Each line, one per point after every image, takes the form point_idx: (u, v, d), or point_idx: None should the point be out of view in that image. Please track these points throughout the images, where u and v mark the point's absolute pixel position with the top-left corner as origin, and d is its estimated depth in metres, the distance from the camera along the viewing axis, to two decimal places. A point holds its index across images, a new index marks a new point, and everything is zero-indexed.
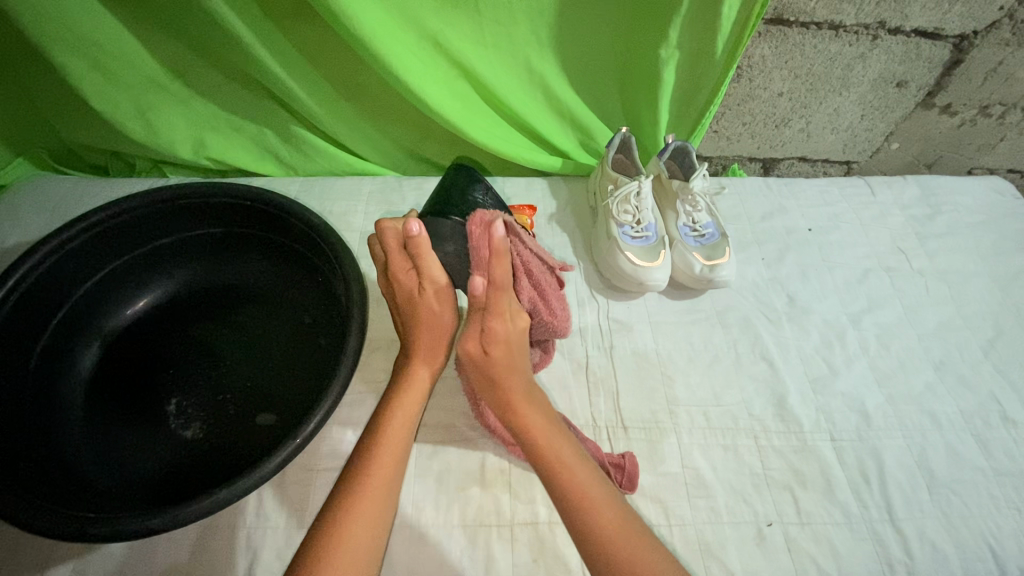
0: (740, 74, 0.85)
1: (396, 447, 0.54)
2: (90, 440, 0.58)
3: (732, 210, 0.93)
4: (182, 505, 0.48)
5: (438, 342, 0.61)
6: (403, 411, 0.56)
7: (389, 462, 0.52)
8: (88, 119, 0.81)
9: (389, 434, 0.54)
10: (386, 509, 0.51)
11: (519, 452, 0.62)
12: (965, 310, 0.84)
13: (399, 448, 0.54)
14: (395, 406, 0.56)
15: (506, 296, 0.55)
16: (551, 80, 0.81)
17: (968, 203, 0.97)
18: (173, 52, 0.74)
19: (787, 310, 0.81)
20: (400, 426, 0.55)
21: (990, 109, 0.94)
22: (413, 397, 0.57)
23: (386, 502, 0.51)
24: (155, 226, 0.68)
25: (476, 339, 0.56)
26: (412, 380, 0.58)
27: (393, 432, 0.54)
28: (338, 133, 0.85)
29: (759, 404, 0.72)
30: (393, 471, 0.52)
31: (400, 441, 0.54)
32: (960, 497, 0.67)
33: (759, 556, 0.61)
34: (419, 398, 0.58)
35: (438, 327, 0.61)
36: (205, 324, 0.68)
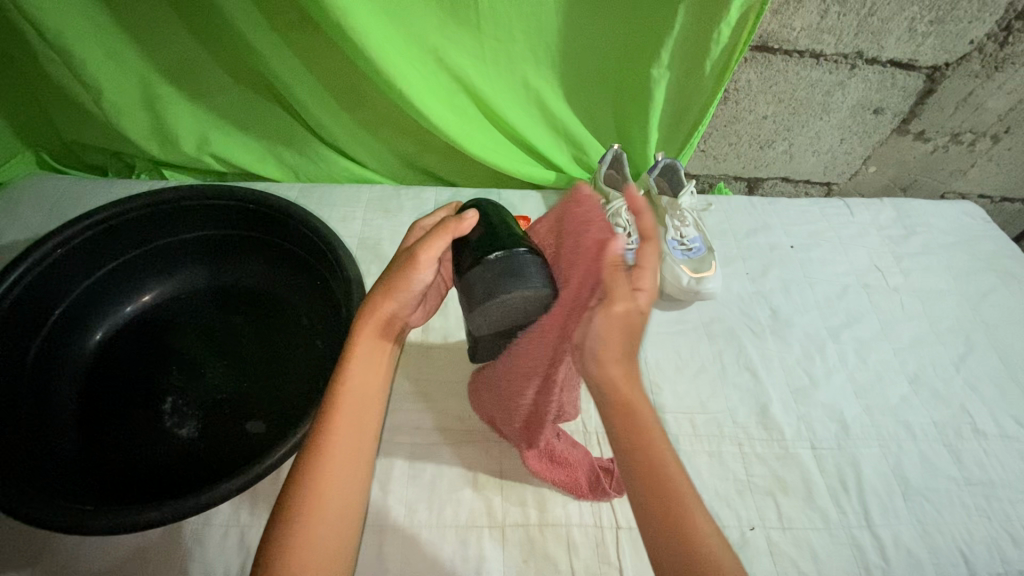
0: (727, 97, 0.90)
1: (356, 418, 0.50)
2: (84, 438, 0.58)
3: (718, 227, 0.97)
4: (181, 499, 0.48)
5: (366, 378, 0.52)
6: (362, 373, 0.52)
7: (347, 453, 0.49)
8: (91, 120, 0.82)
9: (344, 399, 0.50)
10: (357, 474, 0.49)
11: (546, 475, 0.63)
12: (938, 326, 0.88)
13: (364, 408, 0.51)
14: (348, 375, 0.51)
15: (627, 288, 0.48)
16: (547, 96, 0.84)
17: (940, 225, 1.01)
18: (181, 56, 0.76)
19: (770, 323, 0.84)
20: (362, 395, 0.51)
21: (961, 137, 0.99)
22: (368, 362, 0.52)
23: (356, 468, 0.49)
24: (157, 226, 0.69)
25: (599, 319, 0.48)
26: (368, 341, 0.52)
27: (350, 393, 0.51)
28: (338, 141, 0.87)
29: (743, 412, 0.74)
30: (357, 439, 0.50)
31: (360, 408, 0.51)
32: (933, 504, 0.70)
33: (743, 559, 0.63)
34: (377, 361, 0.53)
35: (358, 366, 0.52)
36: (204, 325, 0.68)
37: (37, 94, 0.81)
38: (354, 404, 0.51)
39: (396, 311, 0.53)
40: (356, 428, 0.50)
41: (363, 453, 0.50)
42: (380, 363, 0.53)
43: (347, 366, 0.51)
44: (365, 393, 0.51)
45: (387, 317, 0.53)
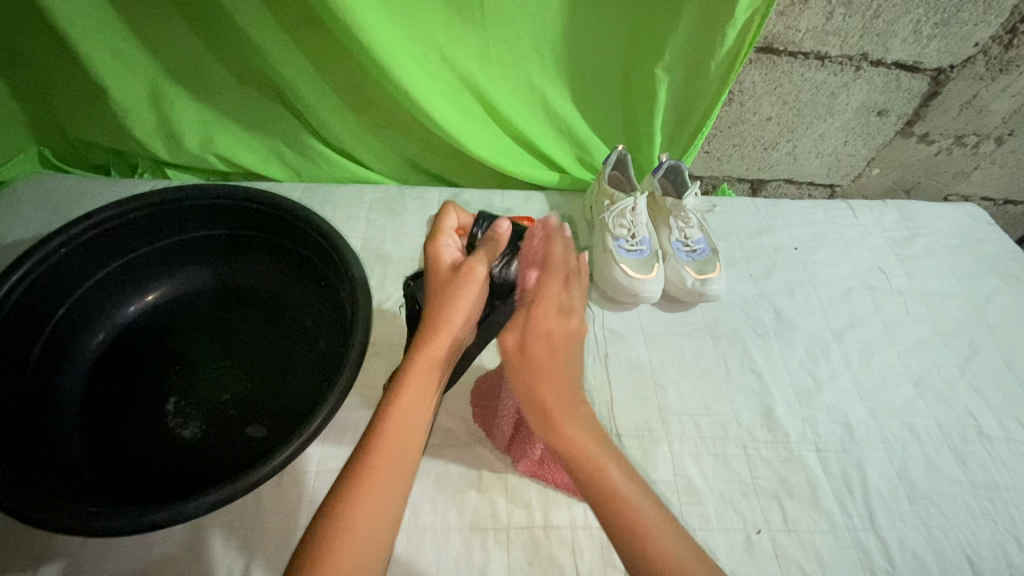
0: (731, 98, 0.90)
1: (403, 448, 0.49)
2: (88, 438, 0.58)
3: (722, 228, 0.96)
4: (186, 500, 0.48)
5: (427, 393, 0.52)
6: (414, 401, 0.51)
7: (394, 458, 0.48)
8: (94, 119, 0.82)
9: (390, 427, 0.49)
10: (391, 509, 0.47)
11: (546, 479, 0.63)
12: (942, 329, 0.88)
13: (408, 438, 0.50)
14: (400, 401, 0.51)
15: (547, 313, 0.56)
16: (551, 97, 0.83)
17: (944, 227, 1.01)
18: (185, 55, 0.76)
19: (774, 325, 0.84)
20: (411, 424, 0.50)
21: (964, 139, 0.99)
22: (420, 392, 0.52)
23: (392, 502, 0.47)
24: (162, 226, 0.69)
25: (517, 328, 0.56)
26: (422, 369, 0.52)
27: (398, 421, 0.50)
28: (342, 141, 0.87)
29: (747, 414, 0.74)
30: (399, 470, 0.48)
31: (405, 440, 0.49)
32: (937, 507, 0.69)
33: (748, 562, 0.63)
34: (428, 393, 0.52)
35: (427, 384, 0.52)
36: (208, 325, 0.68)
37: (41, 94, 0.81)
38: (401, 433, 0.49)
39: (457, 333, 0.55)
40: (398, 459, 0.48)
41: (400, 486, 0.48)
42: (431, 395, 0.52)
43: (400, 392, 0.51)
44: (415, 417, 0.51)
45: (444, 347, 0.53)
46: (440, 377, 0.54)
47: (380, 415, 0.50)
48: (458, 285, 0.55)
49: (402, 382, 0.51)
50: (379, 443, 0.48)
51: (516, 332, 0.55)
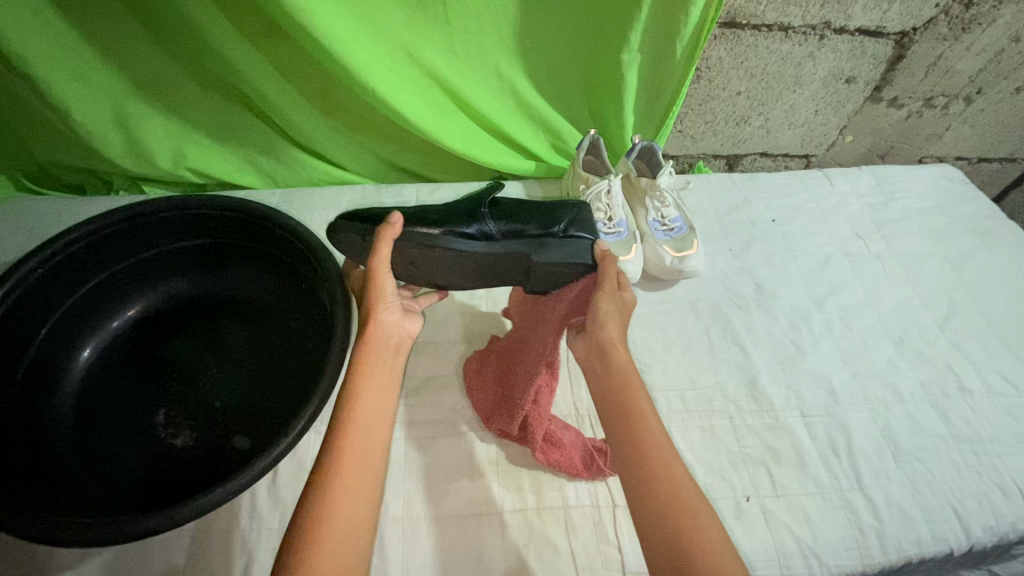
0: (699, 76, 0.90)
1: (374, 421, 0.50)
2: (79, 455, 0.58)
3: (700, 205, 0.97)
4: (178, 506, 0.49)
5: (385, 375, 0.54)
6: (374, 386, 0.52)
7: (367, 433, 0.49)
8: (65, 138, 0.82)
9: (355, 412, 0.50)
10: (371, 484, 0.47)
11: (555, 461, 0.63)
12: (921, 289, 0.89)
13: (377, 421, 0.50)
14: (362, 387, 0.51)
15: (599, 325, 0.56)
16: (519, 85, 0.84)
17: (918, 189, 1.03)
18: (151, 69, 0.77)
19: (755, 297, 0.85)
20: (375, 401, 0.51)
21: (933, 101, 1.00)
22: (378, 379, 0.53)
23: (372, 473, 0.47)
24: (141, 239, 0.70)
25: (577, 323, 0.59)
26: (374, 359, 0.54)
27: (363, 408, 0.50)
28: (315, 144, 0.87)
29: (732, 385, 0.75)
30: (372, 446, 0.48)
31: (374, 425, 0.50)
32: (922, 463, 0.71)
33: (739, 529, 0.64)
34: (386, 379, 0.54)
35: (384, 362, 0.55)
36: (192, 336, 0.69)
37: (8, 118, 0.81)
38: (369, 415, 0.50)
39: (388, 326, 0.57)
40: (369, 439, 0.49)
41: (375, 461, 0.48)
42: (389, 381, 0.54)
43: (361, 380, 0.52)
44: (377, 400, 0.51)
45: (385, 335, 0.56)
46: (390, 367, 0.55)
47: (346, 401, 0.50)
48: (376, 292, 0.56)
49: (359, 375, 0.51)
50: (347, 429, 0.48)
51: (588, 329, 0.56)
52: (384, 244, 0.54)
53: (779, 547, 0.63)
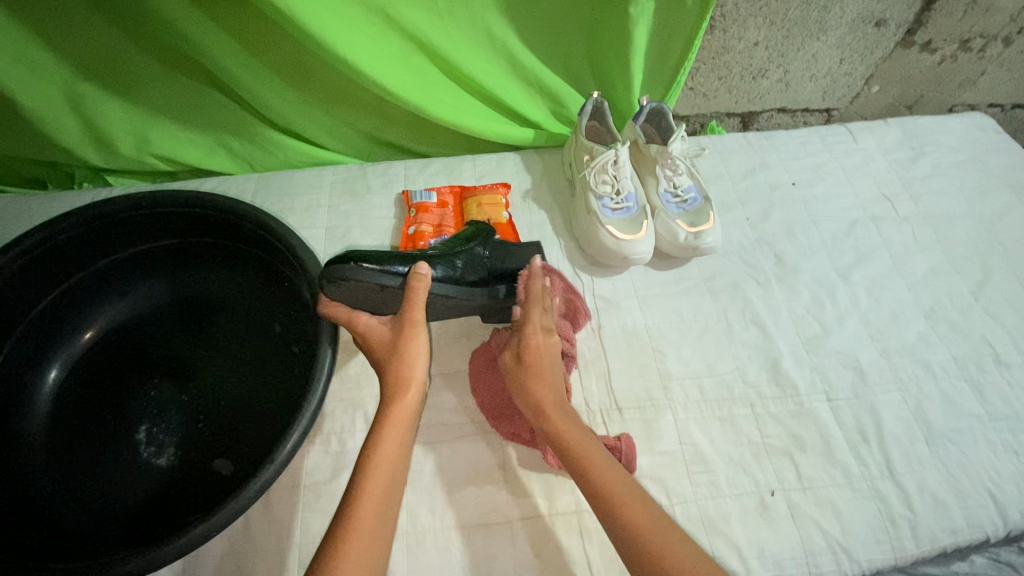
0: (714, 25, 0.81)
1: (389, 487, 0.47)
2: (58, 482, 0.55)
3: (713, 170, 0.90)
4: (159, 544, 0.45)
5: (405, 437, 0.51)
6: (393, 449, 0.49)
7: (381, 502, 0.46)
8: (15, 127, 0.75)
9: (371, 482, 0.47)
10: (375, 569, 0.43)
11: (564, 462, 0.60)
12: (953, 254, 0.83)
13: (390, 493, 0.47)
14: (381, 448, 0.49)
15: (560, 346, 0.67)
16: (513, 46, 0.75)
17: (950, 142, 0.94)
18: (99, 45, 0.69)
19: (775, 271, 0.79)
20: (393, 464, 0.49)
21: (970, 43, 0.91)
22: (397, 447, 0.50)
23: (381, 547, 0.44)
24: (104, 242, 0.64)
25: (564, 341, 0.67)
26: (396, 424, 0.51)
27: (379, 477, 0.47)
28: (292, 123, 0.80)
29: (753, 370, 0.70)
30: (382, 525, 0.45)
31: (389, 492, 0.47)
32: (957, 446, 0.67)
33: (764, 526, 0.60)
34: (406, 444, 0.51)
35: (404, 421, 0.52)
36: (170, 344, 0.64)
37: None
38: (382, 487, 0.47)
39: (418, 376, 0.55)
40: (381, 517, 0.45)
41: (386, 530, 0.45)
42: (407, 450, 0.51)
43: (381, 439, 0.49)
44: (396, 466, 0.49)
45: (415, 397, 0.54)
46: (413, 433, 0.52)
47: (364, 461, 0.48)
48: (405, 342, 0.55)
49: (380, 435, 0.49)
50: (359, 504, 0.45)
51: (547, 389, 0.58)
52: (424, 293, 0.55)
53: (807, 544, 0.59)
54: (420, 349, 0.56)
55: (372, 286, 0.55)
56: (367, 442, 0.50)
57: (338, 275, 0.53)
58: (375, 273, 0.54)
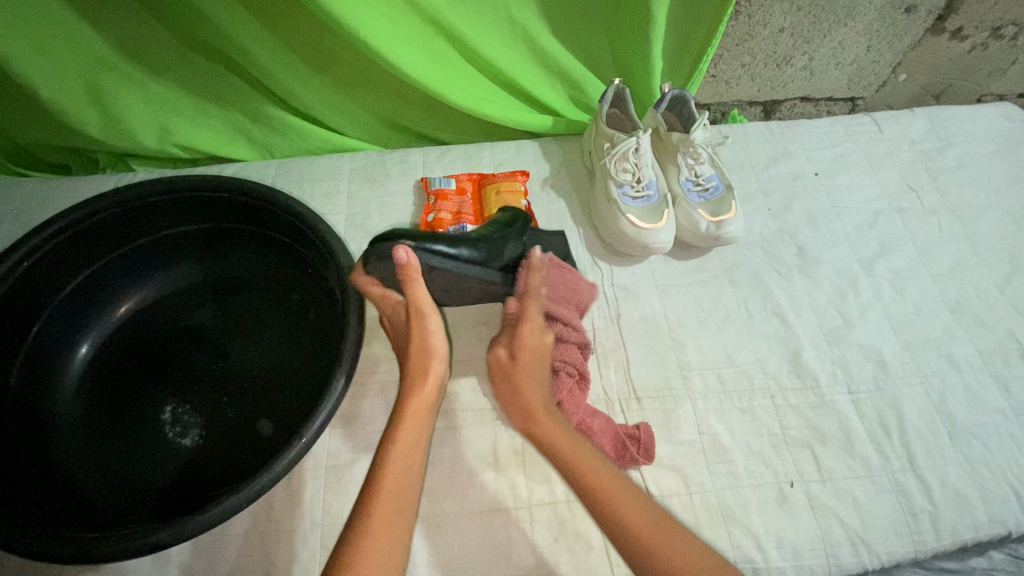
0: (739, 10, 0.79)
1: (406, 482, 0.48)
2: (85, 459, 0.56)
3: (735, 159, 0.88)
4: (188, 518, 0.46)
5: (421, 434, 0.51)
6: (410, 443, 0.50)
7: (399, 496, 0.47)
8: (41, 112, 0.76)
9: (388, 475, 0.47)
10: (395, 560, 0.43)
11: None
12: (980, 247, 0.81)
13: (408, 485, 0.48)
14: (398, 443, 0.49)
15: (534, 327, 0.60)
16: (535, 31, 0.74)
17: (979, 132, 0.92)
18: (122, 27, 0.69)
19: (797, 262, 0.78)
20: (410, 459, 0.49)
21: (1002, 31, 0.88)
22: (414, 440, 0.50)
23: (399, 539, 0.45)
24: (131, 225, 0.65)
25: (505, 344, 0.60)
26: (413, 417, 0.51)
27: (396, 470, 0.47)
28: (311, 108, 0.80)
29: (773, 361, 0.70)
30: (400, 517, 0.46)
31: (406, 485, 0.47)
32: (980, 440, 0.66)
33: (783, 517, 0.60)
34: (422, 437, 0.51)
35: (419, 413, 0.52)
36: (195, 328, 0.64)
37: None
38: (400, 480, 0.47)
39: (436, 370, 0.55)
40: (399, 509, 0.46)
41: (404, 523, 0.46)
42: (423, 443, 0.51)
43: (396, 436, 0.50)
44: (412, 460, 0.49)
45: (433, 390, 0.54)
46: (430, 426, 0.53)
47: (381, 455, 0.48)
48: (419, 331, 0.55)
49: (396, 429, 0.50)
50: (377, 498, 0.46)
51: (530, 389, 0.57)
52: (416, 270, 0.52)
53: (826, 535, 0.59)
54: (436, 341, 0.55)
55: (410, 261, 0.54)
56: (385, 435, 0.50)
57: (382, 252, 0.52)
58: (430, 254, 0.53)
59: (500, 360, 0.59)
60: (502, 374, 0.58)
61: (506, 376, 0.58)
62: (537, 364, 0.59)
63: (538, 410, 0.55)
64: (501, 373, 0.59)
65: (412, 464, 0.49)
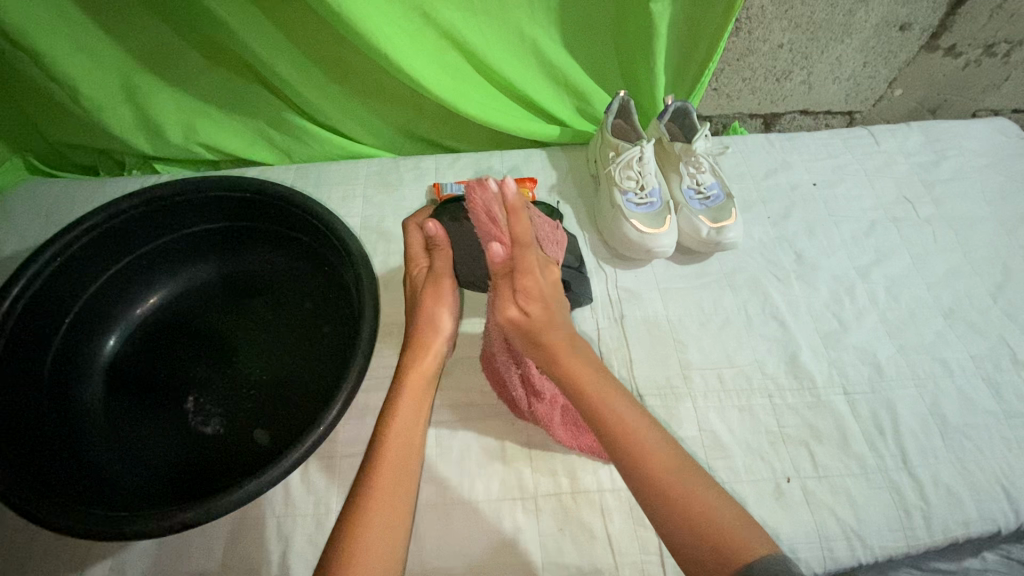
0: (739, 27, 0.83)
1: (407, 450, 0.50)
2: (113, 445, 0.59)
3: (735, 169, 0.92)
4: (214, 498, 0.49)
5: (421, 401, 0.54)
6: (409, 416, 0.52)
7: (400, 463, 0.49)
8: (74, 116, 0.80)
9: (389, 446, 0.50)
10: (399, 524, 0.46)
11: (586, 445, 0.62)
12: (973, 256, 0.84)
13: (408, 452, 0.50)
14: (399, 415, 0.52)
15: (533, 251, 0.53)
16: (544, 45, 0.78)
17: (973, 145, 0.95)
18: (155, 37, 0.73)
19: (796, 268, 0.81)
20: (410, 429, 0.51)
21: (994, 48, 0.92)
22: (412, 409, 0.53)
23: (402, 503, 0.48)
24: (158, 223, 0.68)
25: (511, 301, 0.55)
26: (412, 388, 0.54)
27: (397, 439, 0.50)
28: (330, 116, 0.83)
29: (772, 362, 0.72)
30: (403, 480, 0.49)
31: (407, 453, 0.50)
32: (972, 441, 0.68)
33: (780, 510, 0.62)
34: (422, 409, 0.53)
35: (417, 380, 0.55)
36: (218, 322, 0.67)
37: (18, 100, 0.79)
38: (401, 448, 0.50)
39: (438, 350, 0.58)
40: (401, 474, 0.49)
41: (406, 489, 0.49)
42: (422, 414, 0.54)
43: (396, 407, 0.52)
44: (412, 429, 0.52)
45: (432, 360, 0.57)
46: (429, 395, 0.55)
47: (382, 426, 0.51)
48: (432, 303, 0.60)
49: (396, 401, 0.52)
50: (380, 466, 0.48)
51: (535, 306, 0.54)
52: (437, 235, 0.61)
53: (821, 529, 0.61)
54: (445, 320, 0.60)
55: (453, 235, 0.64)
56: (386, 406, 0.53)
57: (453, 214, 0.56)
58: (485, 210, 0.54)
59: (515, 319, 0.55)
60: (519, 327, 0.55)
61: (528, 333, 0.54)
62: (553, 303, 0.56)
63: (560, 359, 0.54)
64: (520, 331, 0.55)
65: (412, 433, 0.52)
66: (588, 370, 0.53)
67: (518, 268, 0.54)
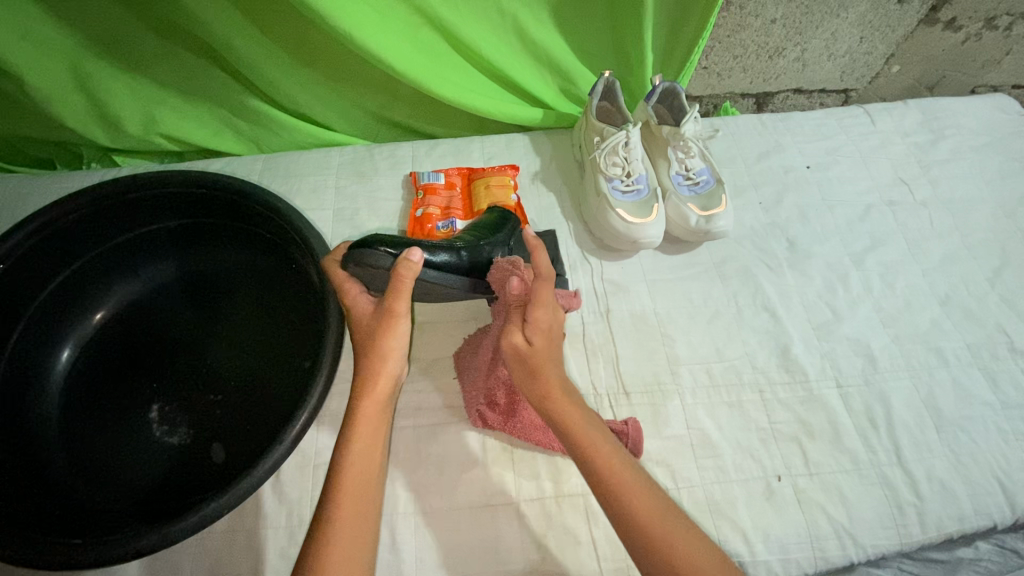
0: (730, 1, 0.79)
1: (367, 482, 0.47)
2: (71, 461, 0.56)
3: (727, 152, 0.88)
4: (171, 523, 0.47)
5: (378, 432, 0.50)
6: (367, 445, 0.49)
7: (361, 497, 0.47)
8: (24, 107, 0.75)
9: (347, 479, 0.47)
10: (364, 562, 0.44)
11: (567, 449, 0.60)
12: (970, 240, 0.81)
13: (368, 487, 0.47)
14: (357, 444, 0.48)
15: (548, 287, 0.55)
16: (524, 22, 0.73)
17: (972, 124, 0.92)
18: (103, 20, 0.68)
19: (787, 257, 0.78)
20: (369, 459, 0.49)
21: (996, 21, 0.88)
22: (369, 441, 0.49)
23: (365, 542, 0.45)
24: (109, 222, 0.64)
25: (519, 329, 0.54)
26: (367, 418, 0.50)
27: (355, 474, 0.47)
28: (298, 102, 0.79)
29: (762, 356, 0.70)
30: (364, 514, 0.46)
31: (367, 486, 0.47)
32: (968, 434, 0.66)
33: (770, 511, 0.60)
34: (380, 434, 0.50)
35: (374, 411, 0.51)
36: (180, 325, 0.64)
37: None
38: (359, 487, 0.47)
39: (395, 373, 0.53)
40: (361, 511, 0.46)
41: (368, 524, 0.46)
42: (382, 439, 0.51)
43: (353, 436, 0.49)
44: (369, 460, 0.48)
45: (387, 386, 0.52)
46: (387, 421, 0.52)
47: (338, 460, 0.48)
48: (382, 332, 0.53)
49: (354, 430, 0.49)
50: (337, 504, 0.45)
51: (538, 337, 0.54)
52: (411, 281, 0.51)
53: (812, 528, 0.59)
54: (397, 345, 0.53)
55: (384, 270, 0.54)
56: (341, 437, 0.49)
57: (367, 260, 0.53)
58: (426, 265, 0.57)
59: (516, 346, 0.54)
60: (523, 359, 0.53)
61: (528, 363, 0.53)
62: (554, 342, 0.55)
63: (553, 394, 0.52)
64: (520, 361, 0.54)
65: (371, 463, 0.49)
66: (563, 393, 0.52)
67: (531, 301, 0.54)
